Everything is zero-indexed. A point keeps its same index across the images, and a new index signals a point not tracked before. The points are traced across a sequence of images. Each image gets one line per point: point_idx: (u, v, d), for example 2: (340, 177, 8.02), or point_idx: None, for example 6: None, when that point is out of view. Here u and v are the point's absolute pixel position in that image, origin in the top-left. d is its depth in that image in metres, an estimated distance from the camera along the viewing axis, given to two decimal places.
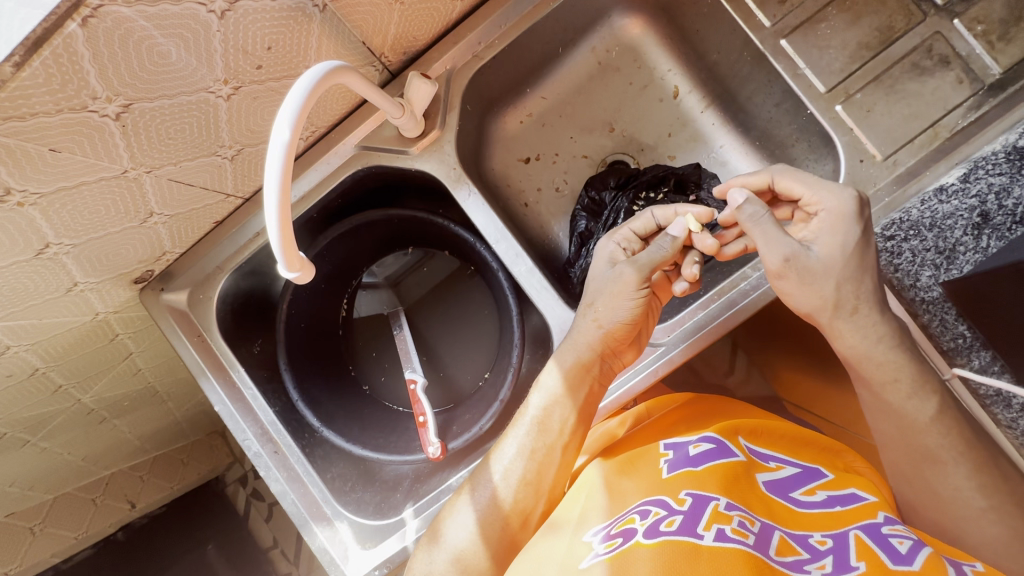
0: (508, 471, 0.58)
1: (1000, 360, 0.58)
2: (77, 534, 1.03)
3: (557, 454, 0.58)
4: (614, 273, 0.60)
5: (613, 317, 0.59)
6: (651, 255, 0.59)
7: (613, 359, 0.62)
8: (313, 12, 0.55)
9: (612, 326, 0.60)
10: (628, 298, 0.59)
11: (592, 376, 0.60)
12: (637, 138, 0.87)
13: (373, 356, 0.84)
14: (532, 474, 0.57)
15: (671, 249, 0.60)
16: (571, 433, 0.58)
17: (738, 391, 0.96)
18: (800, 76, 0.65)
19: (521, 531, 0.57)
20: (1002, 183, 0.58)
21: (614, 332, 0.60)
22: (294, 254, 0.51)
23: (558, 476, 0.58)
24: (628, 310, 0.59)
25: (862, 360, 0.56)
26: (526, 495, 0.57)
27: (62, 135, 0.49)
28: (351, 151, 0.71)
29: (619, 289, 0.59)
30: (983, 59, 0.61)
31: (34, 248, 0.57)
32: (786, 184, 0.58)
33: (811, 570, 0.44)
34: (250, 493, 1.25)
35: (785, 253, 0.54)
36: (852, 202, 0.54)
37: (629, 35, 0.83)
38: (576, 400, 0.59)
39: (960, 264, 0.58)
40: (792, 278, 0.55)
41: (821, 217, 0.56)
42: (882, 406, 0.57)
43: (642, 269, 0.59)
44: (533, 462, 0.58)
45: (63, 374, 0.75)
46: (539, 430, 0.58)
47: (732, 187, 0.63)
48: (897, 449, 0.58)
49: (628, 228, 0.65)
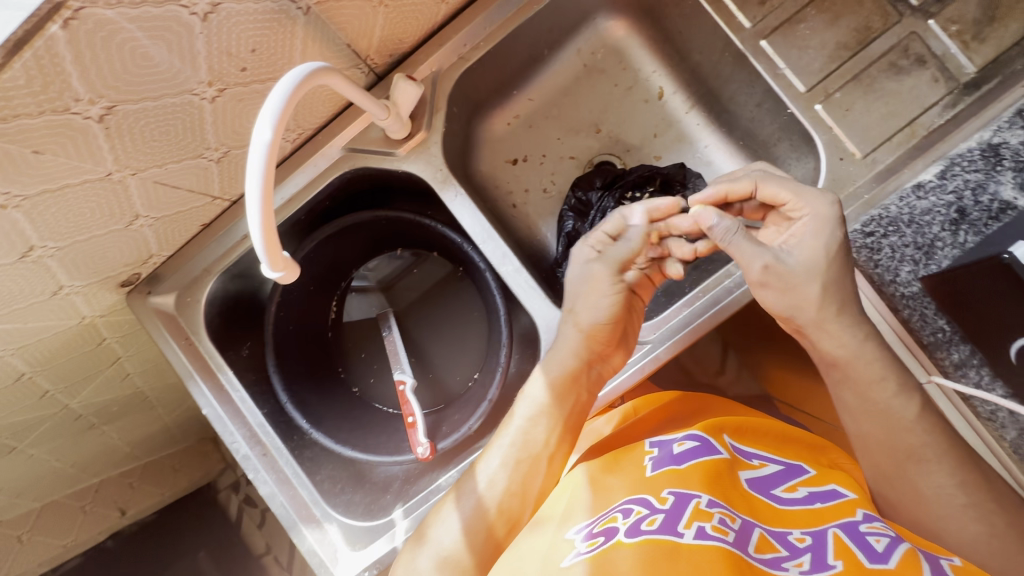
0: (494, 479, 0.58)
1: (979, 353, 0.58)
2: (65, 543, 1.03)
3: (543, 464, 0.59)
4: (585, 276, 0.64)
5: (592, 316, 0.62)
6: (617, 251, 0.63)
7: (601, 364, 0.63)
8: (297, 14, 0.56)
9: (592, 325, 0.62)
10: (604, 297, 0.62)
11: (580, 386, 0.61)
12: (623, 138, 0.87)
13: (362, 357, 0.85)
14: (517, 486, 0.58)
15: (637, 241, 0.63)
16: (556, 443, 0.59)
17: (728, 390, 0.97)
18: (780, 76, 0.66)
19: (506, 538, 0.57)
20: (978, 180, 0.59)
21: (596, 331, 0.62)
22: (278, 254, 0.51)
23: (544, 485, 0.59)
24: (605, 306, 0.62)
25: (850, 362, 0.57)
26: (512, 505, 0.57)
27: (45, 136, 0.49)
28: (338, 154, 0.72)
29: (595, 289, 0.62)
30: (958, 58, 0.62)
31: (18, 250, 0.56)
32: (768, 190, 0.59)
33: (789, 567, 0.45)
34: (242, 500, 1.20)
35: (763, 262, 0.56)
36: (833, 207, 0.56)
37: (614, 37, 0.84)
38: (560, 410, 0.60)
39: (938, 260, 0.59)
40: (772, 286, 0.57)
41: (804, 222, 0.58)
42: (863, 411, 0.58)
43: (614, 266, 0.62)
44: (518, 473, 0.58)
45: (50, 379, 0.75)
46: (524, 439, 0.59)
47: (718, 193, 0.61)
48: (876, 452, 0.58)
49: (620, 216, 0.65)
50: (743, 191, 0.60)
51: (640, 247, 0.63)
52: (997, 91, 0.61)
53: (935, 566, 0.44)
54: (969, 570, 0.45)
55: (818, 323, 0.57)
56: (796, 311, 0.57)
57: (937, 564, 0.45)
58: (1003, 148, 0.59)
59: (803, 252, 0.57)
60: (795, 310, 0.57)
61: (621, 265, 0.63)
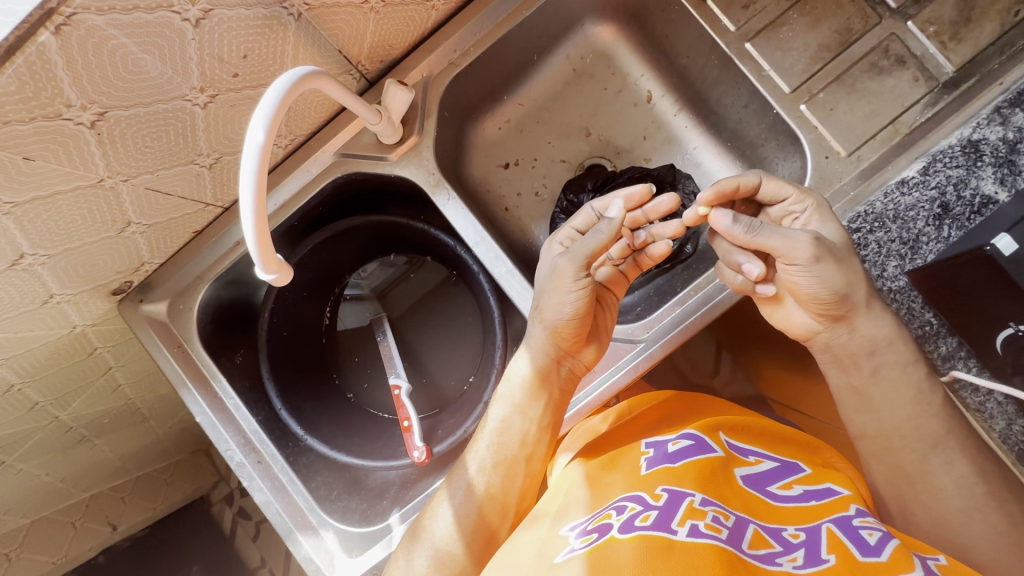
0: (473, 483, 0.60)
1: (967, 345, 0.59)
2: (55, 559, 0.99)
3: (521, 467, 0.60)
4: (551, 270, 0.60)
5: (557, 314, 0.59)
6: (585, 244, 0.57)
7: (572, 361, 0.62)
8: (288, 20, 0.56)
9: (556, 322, 0.59)
10: (571, 291, 0.58)
11: (553, 383, 0.62)
12: (613, 141, 0.89)
13: (356, 362, 0.84)
14: (497, 489, 0.60)
15: (607, 234, 0.58)
16: (532, 444, 0.61)
17: (723, 392, 0.94)
18: (765, 77, 0.68)
19: (488, 545, 0.59)
20: (960, 175, 0.61)
21: (562, 328, 0.59)
22: (271, 256, 0.52)
23: (523, 490, 0.60)
24: (568, 303, 0.58)
25: None
26: (493, 508, 0.60)
27: (35, 143, 0.50)
28: (329, 160, 0.72)
29: (559, 284, 0.58)
30: (937, 58, 0.64)
31: (8, 258, 0.56)
32: (773, 184, 0.59)
33: (783, 562, 0.45)
34: (236, 512, 1.23)
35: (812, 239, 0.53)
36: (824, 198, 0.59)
37: (601, 42, 0.86)
38: (530, 410, 0.61)
39: (924, 254, 0.61)
40: (827, 262, 0.54)
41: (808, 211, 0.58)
42: None
43: (579, 258, 0.58)
44: (497, 476, 0.60)
45: (40, 390, 0.74)
46: (499, 442, 0.61)
47: (729, 187, 0.58)
48: None
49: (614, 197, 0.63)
50: (750, 186, 0.59)
51: (609, 238, 0.57)
52: (976, 89, 0.63)
53: (926, 563, 0.44)
54: (956, 570, 0.45)
55: (847, 314, 0.57)
56: (830, 303, 0.56)
57: (925, 565, 0.45)
58: (982, 144, 0.61)
59: (828, 233, 0.57)
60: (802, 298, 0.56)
61: (588, 258, 0.57)
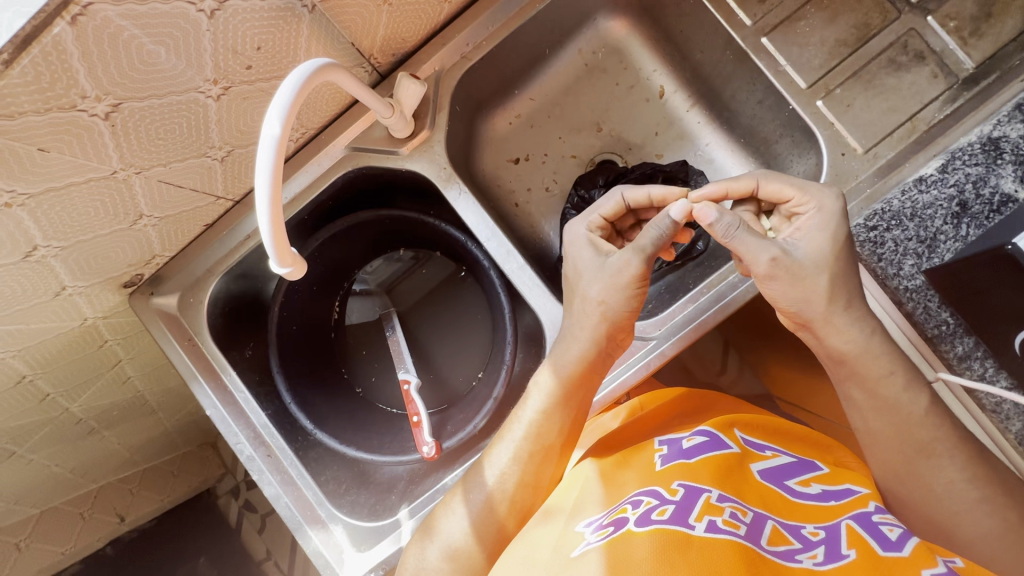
0: (505, 475, 0.59)
1: (983, 345, 0.59)
2: (65, 549, 1.00)
3: (555, 457, 0.60)
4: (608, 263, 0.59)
5: (608, 306, 0.58)
6: (649, 237, 0.57)
7: (616, 348, 0.62)
8: (302, 12, 0.56)
9: (613, 314, 0.59)
10: (626, 287, 0.58)
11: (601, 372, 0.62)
12: (625, 137, 0.88)
13: (363, 355, 0.84)
14: (531, 476, 0.59)
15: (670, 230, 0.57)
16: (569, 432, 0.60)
17: (729, 390, 0.96)
18: (781, 73, 0.67)
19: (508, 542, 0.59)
20: (979, 173, 0.60)
21: (614, 322, 0.59)
22: (286, 249, 0.52)
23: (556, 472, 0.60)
24: (624, 297, 0.58)
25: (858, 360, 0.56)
26: (509, 504, 0.59)
27: (49, 134, 0.49)
28: (341, 153, 0.72)
29: (618, 277, 0.58)
30: (956, 54, 0.63)
31: (21, 250, 0.56)
32: (770, 186, 0.58)
33: (803, 559, 0.45)
34: (242, 505, 1.23)
35: (772, 254, 0.54)
36: (837, 202, 0.56)
37: (614, 36, 0.85)
38: (569, 405, 0.60)
39: (941, 253, 0.60)
40: (781, 280, 0.55)
41: (808, 216, 0.56)
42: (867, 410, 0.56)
43: (645, 258, 0.57)
44: (521, 470, 0.59)
45: (51, 382, 0.75)
46: (537, 432, 0.60)
47: (716, 194, 0.61)
48: (887, 446, 0.56)
49: (648, 191, 0.63)
50: (743, 190, 0.60)
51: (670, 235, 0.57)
52: (995, 86, 0.62)
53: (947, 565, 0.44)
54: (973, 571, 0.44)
55: (807, 323, 0.56)
56: (785, 313, 0.57)
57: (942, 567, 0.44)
58: (1003, 142, 0.60)
59: (814, 245, 0.55)
60: (812, 300, 0.55)
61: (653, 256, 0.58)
